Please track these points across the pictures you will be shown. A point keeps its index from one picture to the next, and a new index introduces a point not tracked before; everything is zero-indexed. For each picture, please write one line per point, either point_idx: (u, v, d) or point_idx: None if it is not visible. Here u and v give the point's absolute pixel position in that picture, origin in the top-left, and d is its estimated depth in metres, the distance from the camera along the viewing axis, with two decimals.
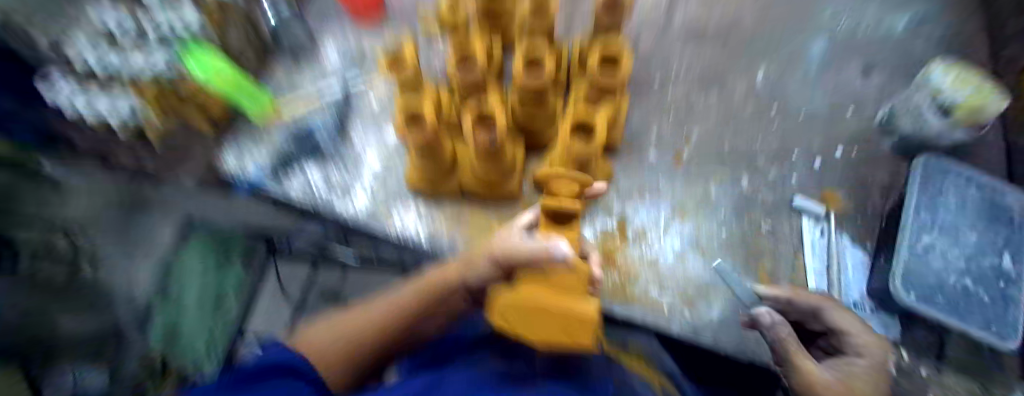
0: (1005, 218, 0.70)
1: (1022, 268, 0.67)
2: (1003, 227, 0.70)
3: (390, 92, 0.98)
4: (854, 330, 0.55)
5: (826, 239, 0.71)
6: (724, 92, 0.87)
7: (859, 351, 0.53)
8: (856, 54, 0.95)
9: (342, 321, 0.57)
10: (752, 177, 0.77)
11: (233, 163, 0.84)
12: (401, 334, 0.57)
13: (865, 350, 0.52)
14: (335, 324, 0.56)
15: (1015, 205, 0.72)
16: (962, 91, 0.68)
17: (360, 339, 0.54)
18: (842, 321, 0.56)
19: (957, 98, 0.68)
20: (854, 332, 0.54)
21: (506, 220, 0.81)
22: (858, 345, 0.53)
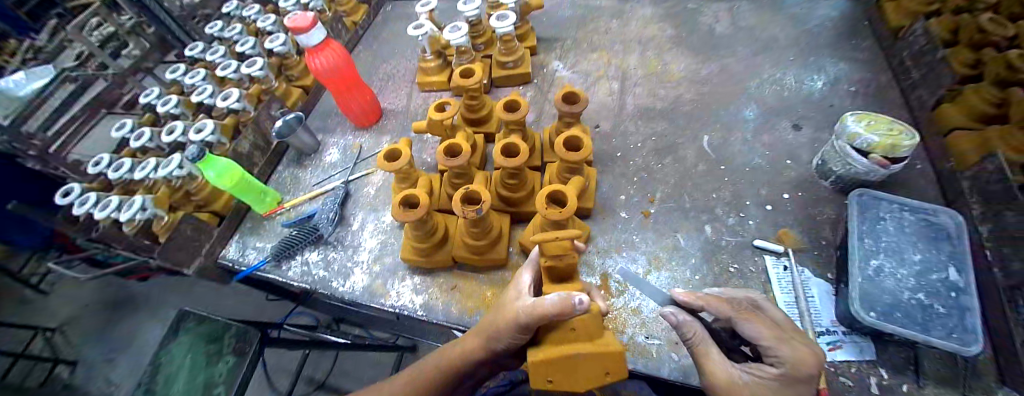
0: (946, 236, 0.77)
1: (967, 277, 0.71)
2: (945, 244, 0.77)
3: (386, 179, 1.09)
4: (765, 337, 0.51)
5: (789, 273, 0.79)
6: (678, 156, 1.00)
7: (778, 360, 0.50)
8: (785, 113, 1.11)
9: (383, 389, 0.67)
10: (714, 225, 0.86)
11: (237, 256, 1.03)
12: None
13: (783, 357, 0.49)
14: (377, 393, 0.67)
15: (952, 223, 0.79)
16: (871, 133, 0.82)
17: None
18: (754, 329, 0.53)
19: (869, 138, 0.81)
20: (765, 339, 0.51)
21: (496, 285, 0.85)
22: (775, 352, 0.50)
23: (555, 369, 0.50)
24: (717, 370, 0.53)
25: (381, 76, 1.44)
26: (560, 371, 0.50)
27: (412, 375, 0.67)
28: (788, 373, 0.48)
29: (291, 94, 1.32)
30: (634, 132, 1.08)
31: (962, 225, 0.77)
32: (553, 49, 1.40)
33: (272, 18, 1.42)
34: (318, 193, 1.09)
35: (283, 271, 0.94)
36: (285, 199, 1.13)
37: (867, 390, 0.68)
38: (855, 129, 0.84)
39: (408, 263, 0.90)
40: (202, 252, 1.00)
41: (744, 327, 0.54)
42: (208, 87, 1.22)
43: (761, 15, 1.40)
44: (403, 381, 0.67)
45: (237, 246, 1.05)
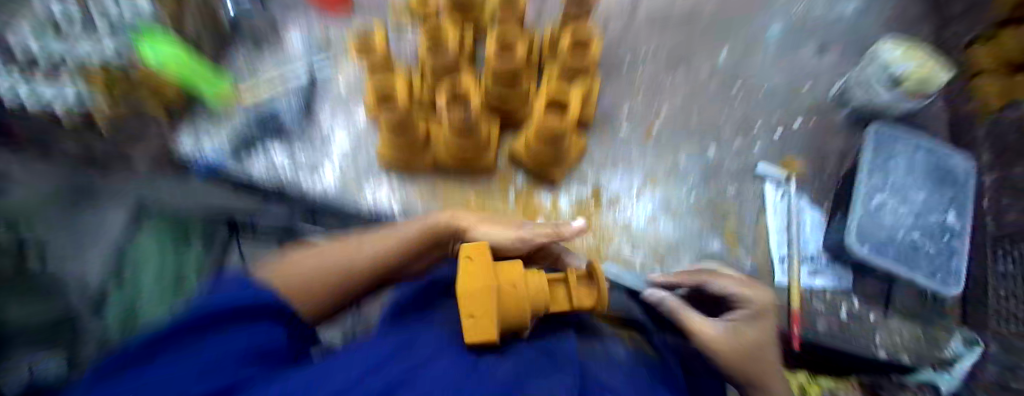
0: (952, 179, 0.75)
1: (962, 222, 0.73)
2: (948, 186, 0.75)
3: (359, 74, 0.95)
4: (732, 290, 0.57)
5: (785, 200, 0.76)
6: (691, 68, 0.88)
7: (744, 301, 0.56)
8: (812, 30, 0.97)
9: (311, 260, 0.54)
10: (718, 147, 0.81)
11: (189, 146, 0.80)
12: (369, 277, 0.56)
13: (750, 300, 0.56)
14: (303, 265, 0.53)
15: (962, 166, 0.77)
16: (906, 60, 0.72)
17: (328, 275, 0.53)
18: (719, 285, 0.59)
19: (903, 68, 0.72)
20: (732, 288, 0.57)
21: (481, 193, 0.80)
22: (743, 299, 0.56)
23: (473, 294, 0.36)
24: (704, 329, 0.52)
25: None
26: (486, 300, 0.36)
27: (355, 243, 0.58)
28: (756, 315, 0.55)
29: None
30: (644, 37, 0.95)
31: (972, 173, 0.75)
32: None
33: None
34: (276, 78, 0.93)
35: (240, 165, 0.81)
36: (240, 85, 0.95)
37: (839, 315, 0.70)
38: (890, 58, 0.74)
39: (385, 165, 0.82)
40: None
41: (710, 285, 0.59)
42: None
43: None
44: (337, 251, 0.56)
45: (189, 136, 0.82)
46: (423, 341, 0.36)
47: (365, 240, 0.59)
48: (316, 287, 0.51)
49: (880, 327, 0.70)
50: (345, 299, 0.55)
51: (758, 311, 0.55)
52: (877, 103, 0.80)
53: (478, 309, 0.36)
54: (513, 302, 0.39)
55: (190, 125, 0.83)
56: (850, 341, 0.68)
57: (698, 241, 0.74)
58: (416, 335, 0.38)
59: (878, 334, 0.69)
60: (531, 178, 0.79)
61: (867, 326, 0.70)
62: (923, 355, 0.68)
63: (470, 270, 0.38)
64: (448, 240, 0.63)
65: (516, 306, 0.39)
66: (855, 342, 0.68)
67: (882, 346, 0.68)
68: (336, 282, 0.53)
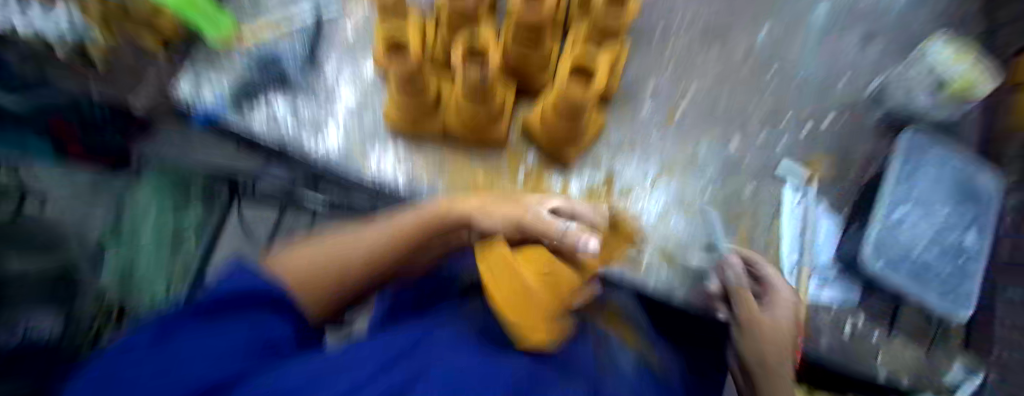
0: (975, 200, 0.74)
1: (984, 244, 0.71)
2: (972, 208, 0.74)
3: (366, 21, 0.90)
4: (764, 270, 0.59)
5: (802, 206, 0.73)
6: (725, 48, 0.83)
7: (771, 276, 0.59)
8: (852, 19, 0.91)
9: (303, 260, 0.46)
10: (744, 140, 0.77)
11: (184, 88, 0.77)
12: (380, 268, 0.48)
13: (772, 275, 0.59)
14: (295, 268, 0.45)
15: (987, 188, 0.74)
16: (959, 63, 0.72)
17: (321, 281, 0.45)
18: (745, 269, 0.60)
19: (955, 70, 0.72)
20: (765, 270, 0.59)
21: (491, 170, 0.76)
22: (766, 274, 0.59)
23: (505, 290, 0.44)
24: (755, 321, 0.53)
25: None
26: (514, 296, 0.43)
27: (350, 239, 0.49)
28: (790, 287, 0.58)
29: None
30: (678, 8, 0.88)
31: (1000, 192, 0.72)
32: None
33: None
34: (284, 22, 0.88)
35: (242, 115, 0.77)
36: (241, 22, 0.91)
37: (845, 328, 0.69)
38: (945, 58, 0.73)
39: (392, 128, 0.78)
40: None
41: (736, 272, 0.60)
42: None
43: None
44: (330, 249, 0.47)
45: (190, 80, 0.79)
46: (432, 351, 0.39)
47: (374, 225, 0.50)
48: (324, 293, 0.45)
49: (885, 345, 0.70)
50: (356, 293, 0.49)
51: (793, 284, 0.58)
52: (911, 108, 0.77)
53: (516, 305, 0.43)
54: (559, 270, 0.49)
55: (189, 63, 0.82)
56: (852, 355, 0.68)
57: (709, 239, 0.70)
58: (429, 345, 0.40)
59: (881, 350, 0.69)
60: (541, 155, 0.76)
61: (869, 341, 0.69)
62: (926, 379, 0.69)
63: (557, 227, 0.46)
64: (454, 230, 0.51)
65: (566, 276, 0.48)
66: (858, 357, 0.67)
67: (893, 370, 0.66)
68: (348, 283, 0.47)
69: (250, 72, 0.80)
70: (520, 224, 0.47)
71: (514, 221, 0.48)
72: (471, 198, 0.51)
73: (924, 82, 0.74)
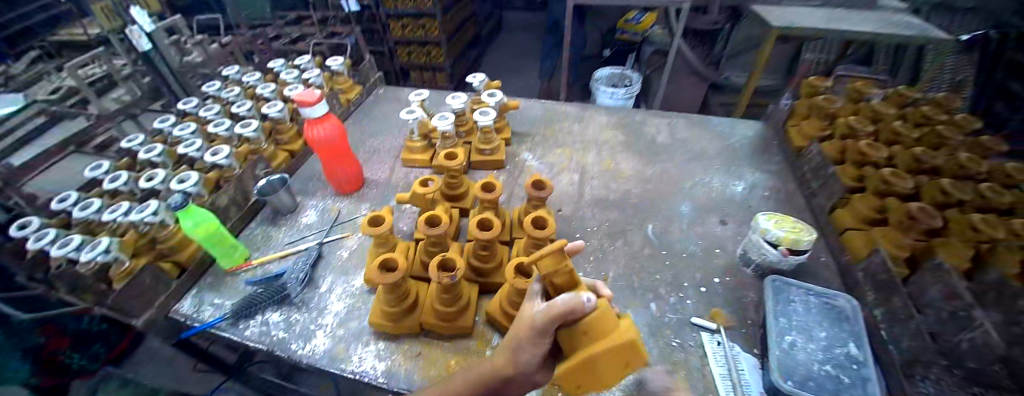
0: (843, 317, 0.89)
1: (867, 354, 0.82)
2: (847, 325, 0.88)
3: (360, 244, 1.13)
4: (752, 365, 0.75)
5: (721, 349, 0.89)
6: (626, 240, 1.17)
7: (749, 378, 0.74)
8: (713, 209, 1.31)
9: None
10: (658, 303, 0.99)
11: (191, 312, 0.99)
12: None
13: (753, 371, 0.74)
14: None
15: (850, 308, 0.91)
16: (778, 228, 1.00)
17: None
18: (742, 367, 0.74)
19: (777, 234, 0.99)
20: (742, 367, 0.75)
21: (461, 354, 0.88)
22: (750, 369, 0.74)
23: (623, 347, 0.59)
24: None
25: (365, 148, 1.55)
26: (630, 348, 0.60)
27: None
28: None
29: (276, 155, 1.41)
30: (590, 219, 1.26)
31: (857, 309, 0.89)
32: (524, 142, 1.63)
33: (271, 87, 1.60)
34: (289, 252, 1.11)
35: (239, 331, 0.91)
36: (252, 256, 1.13)
37: None
38: (765, 226, 1.01)
39: (373, 328, 0.91)
40: (156, 303, 0.96)
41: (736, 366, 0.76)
42: (196, 141, 1.32)
43: (692, 129, 1.71)
44: None
45: (192, 303, 1.01)
46: None
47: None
48: None
49: None
50: None
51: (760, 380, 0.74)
52: (768, 260, 1.02)
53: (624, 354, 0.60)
54: (590, 338, 0.61)
55: (201, 295, 1.03)
56: None
57: None
58: None
59: None
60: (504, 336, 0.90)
61: None
62: None
63: (576, 304, 0.60)
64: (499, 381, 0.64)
65: (595, 345, 0.60)
66: None
67: None
68: None
69: (255, 294, 0.97)
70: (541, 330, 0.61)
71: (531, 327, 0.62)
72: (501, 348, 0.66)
73: (763, 242, 1.01)
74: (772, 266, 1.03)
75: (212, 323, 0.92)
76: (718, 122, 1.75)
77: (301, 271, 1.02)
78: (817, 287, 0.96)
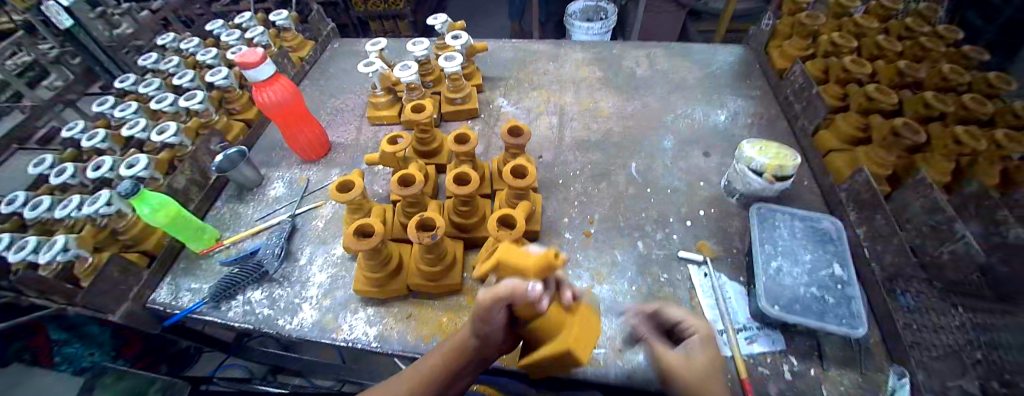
0: (828, 238, 0.90)
1: (851, 271, 0.83)
2: (830, 244, 0.89)
3: (335, 213, 1.09)
4: (684, 316, 0.64)
5: (710, 279, 0.91)
6: (611, 181, 1.14)
7: (693, 331, 0.62)
8: (698, 142, 1.27)
9: None
10: (647, 242, 0.99)
11: (167, 298, 0.95)
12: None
13: (693, 326, 0.63)
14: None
15: (834, 227, 0.92)
16: (761, 156, 0.97)
17: None
18: (679, 312, 0.65)
19: (761, 162, 0.96)
20: (679, 318, 0.64)
21: (453, 311, 0.87)
22: (689, 326, 0.63)
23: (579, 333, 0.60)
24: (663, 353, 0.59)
25: (327, 110, 1.44)
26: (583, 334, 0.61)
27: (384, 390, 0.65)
28: (701, 341, 0.60)
29: (231, 126, 1.30)
30: (573, 162, 1.22)
31: (841, 229, 0.90)
32: (497, 88, 1.53)
33: (212, 52, 1.44)
34: (260, 229, 1.06)
35: (222, 313, 0.89)
36: (223, 236, 1.07)
37: (782, 374, 0.78)
38: (749, 155, 0.98)
39: (361, 295, 0.89)
40: (130, 295, 0.91)
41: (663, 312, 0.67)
42: (140, 120, 1.20)
43: (673, 59, 1.62)
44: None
45: (169, 289, 0.97)
46: None
47: (396, 381, 0.65)
48: None
49: (824, 379, 0.77)
50: None
51: (703, 337, 0.60)
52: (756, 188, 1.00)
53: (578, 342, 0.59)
54: (554, 326, 0.60)
55: (176, 281, 0.99)
56: None
57: None
58: None
59: (822, 386, 0.76)
60: None
61: (813, 382, 0.76)
62: None
63: (522, 293, 0.53)
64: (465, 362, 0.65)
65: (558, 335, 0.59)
66: None
67: None
68: None
69: (231, 274, 0.93)
70: (490, 321, 0.59)
71: (485, 320, 0.59)
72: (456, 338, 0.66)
73: (749, 172, 0.98)
74: (759, 194, 1.01)
75: (192, 308, 0.89)
76: (699, 49, 1.66)
77: (276, 246, 0.98)
78: (802, 211, 0.96)
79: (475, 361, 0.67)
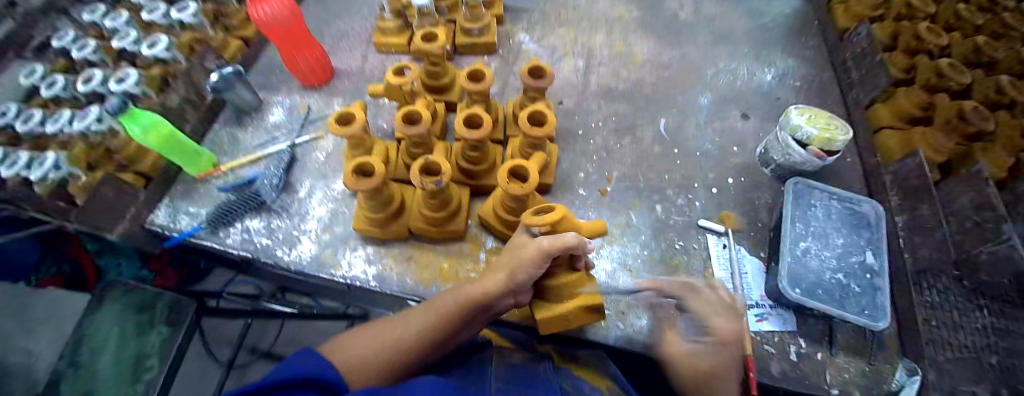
0: (862, 223, 0.83)
1: (882, 260, 0.77)
2: (865, 229, 0.82)
3: (337, 145, 1.03)
4: (671, 287, 0.63)
5: (728, 252, 0.85)
6: (635, 137, 1.05)
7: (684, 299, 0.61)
8: (735, 103, 1.15)
9: (360, 338, 0.61)
10: (665, 207, 0.92)
11: (167, 221, 0.94)
12: (427, 341, 0.61)
13: (683, 296, 0.61)
14: (364, 336, 0.62)
15: (872, 211, 0.84)
16: (811, 126, 0.86)
17: (387, 356, 0.59)
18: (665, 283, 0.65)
19: (811, 131, 0.86)
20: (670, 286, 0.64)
21: (454, 259, 0.84)
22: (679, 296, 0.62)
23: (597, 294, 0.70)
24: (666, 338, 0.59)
25: (332, 32, 1.32)
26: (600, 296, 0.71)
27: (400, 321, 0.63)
28: (695, 306, 0.59)
29: (228, 44, 1.22)
30: (595, 113, 1.12)
31: (881, 214, 0.82)
32: (519, 20, 1.38)
33: None
34: (260, 156, 1.02)
35: (220, 238, 0.87)
36: (221, 161, 1.04)
37: (788, 355, 0.74)
38: (797, 123, 0.88)
39: (360, 234, 0.86)
40: (127, 216, 0.91)
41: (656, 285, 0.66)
42: (131, 33, 1.15)
43: (721, 5, 1.43)
44: (376, 335, 0.61)
45: (166, 212, 0.96)
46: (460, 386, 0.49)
47: (412, 314, 0.64)
48: (382, 368, 0.58)
49: (831, 366, 0.73)
50: (415, 366, 0.62)
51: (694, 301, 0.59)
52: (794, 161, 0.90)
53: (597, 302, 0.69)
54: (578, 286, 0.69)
55: (176, 203, 0.97)
56: (804, 382, 0.71)
57: None
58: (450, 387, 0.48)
59: (829, 372, 0.72)
60: (498, 240, 0.86)
61: (820, 367, 0.73)
62: (875, 390, 0.71)
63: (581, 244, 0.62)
64: (488, 307, 0.63)
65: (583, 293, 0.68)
66: (808, 383, 0.71)
67: (834, 383, 0.71)
68: (396, 361, 0.59)
69: (228, 200, 0.90)
70: (532, 263, 0.61)
71: (527, 262, 0.61)
72: (484, 279, 0.64)
73: (792, 142, 0.88)
74: (795, 166, 0.92)
75: (189, 232, 0.88)
76: None
77: (276, 176, 0.93)
78: (841, 191, 0.88)
79: (495, 308, 0.65)
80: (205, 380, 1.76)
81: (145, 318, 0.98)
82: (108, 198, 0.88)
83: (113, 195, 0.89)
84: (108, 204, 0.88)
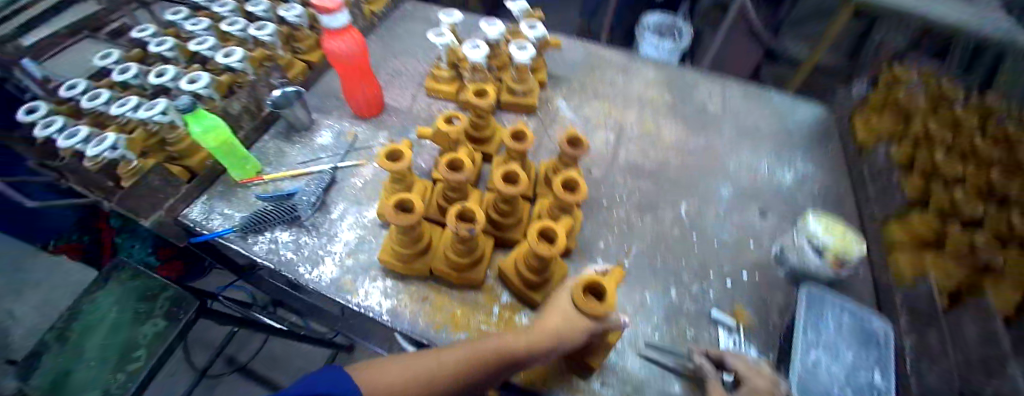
0: (874, 342, 0.82)
1: (890, 384, 0.77)
2: (876, 349, 0.82)
3: (375, 175, 1.08)
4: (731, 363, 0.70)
5: (737, 348, 0.86)
6: (656, 216, 1.10)
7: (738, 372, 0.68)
8: (754, 199, 1.20)
9: (389, 368, 0.59)
10: (679, 290, 0.94)
11: (201, 217, 0.98)
12: (453, 386, 0.59)
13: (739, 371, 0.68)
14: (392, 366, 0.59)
15: (882, 332, 0.85)
16: (828, 236, 0.87)
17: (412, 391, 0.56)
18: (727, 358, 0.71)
19: (827, 242, 0.86)
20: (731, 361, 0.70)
21: (468, 307, 0.85)
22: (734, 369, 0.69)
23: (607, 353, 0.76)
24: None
25: (389, 69, 1.43)
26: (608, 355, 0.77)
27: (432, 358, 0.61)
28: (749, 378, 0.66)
29: (294, 65, 1.32)
30: (620, 186, 1.17)
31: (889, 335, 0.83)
32: (560, 88, 1.49)
33: None
34: (301, 173, 1.07)
35: (249, 245, 0.90)
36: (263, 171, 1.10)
37: None
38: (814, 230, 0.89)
39: (382, 264, 0.89)
40: (164, 206, 0.96)
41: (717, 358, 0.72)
42: (208, 39, 1.22)
43: (748, 104, 1.52)
44: (405, 367, 0.59)
45: (202, 208, 1.01)
46: None
47: (443, 354, 0.62)
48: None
49: None
50: None
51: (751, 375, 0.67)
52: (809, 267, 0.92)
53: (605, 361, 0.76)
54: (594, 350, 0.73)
55: (214, 203, 1.02)
56: None
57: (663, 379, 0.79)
58: None
59: None
60: (513, 296, 0.87)
61: None
62: None
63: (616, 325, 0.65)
64: (518, 364, 0.63)
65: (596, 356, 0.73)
66: None
67: None
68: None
69: (266, 209, 0.95)
70: (579, 332, 0.62)
71: (575, 332, 0.62)
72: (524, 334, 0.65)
73: (809, 249, 0.89)
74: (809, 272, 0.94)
75: (221, 232, 0.92)
76: (777, 98, 1.56)
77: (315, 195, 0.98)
78: (853, 305, 0.89)
79: (524, 365, 0.64)
80: (179, 381, 1.73)
81: (144, 307, 0.99)
82: (153, 186, 0.93)
83: (160, 185, 0.95)
84: (151, 192, 0.93)
